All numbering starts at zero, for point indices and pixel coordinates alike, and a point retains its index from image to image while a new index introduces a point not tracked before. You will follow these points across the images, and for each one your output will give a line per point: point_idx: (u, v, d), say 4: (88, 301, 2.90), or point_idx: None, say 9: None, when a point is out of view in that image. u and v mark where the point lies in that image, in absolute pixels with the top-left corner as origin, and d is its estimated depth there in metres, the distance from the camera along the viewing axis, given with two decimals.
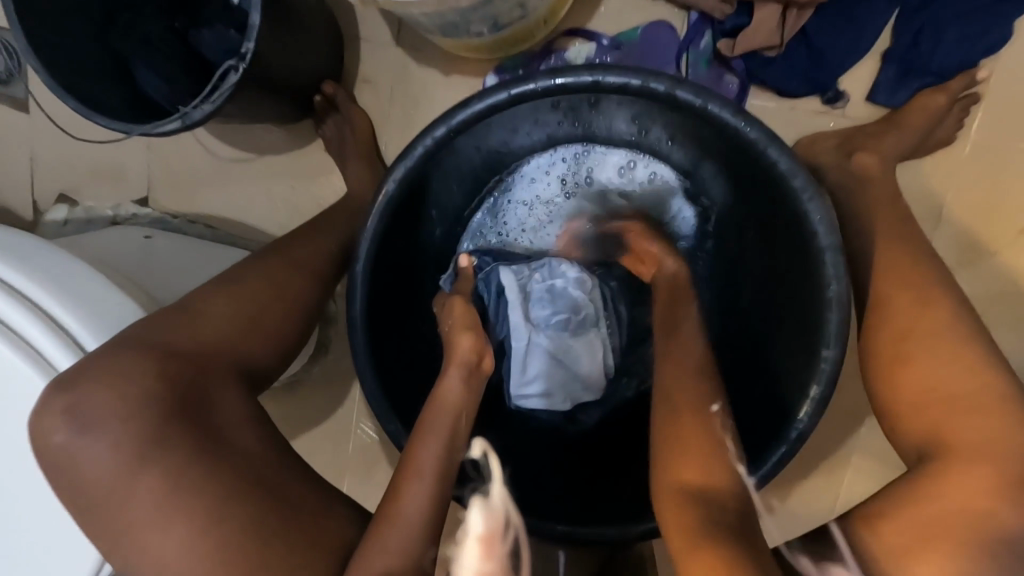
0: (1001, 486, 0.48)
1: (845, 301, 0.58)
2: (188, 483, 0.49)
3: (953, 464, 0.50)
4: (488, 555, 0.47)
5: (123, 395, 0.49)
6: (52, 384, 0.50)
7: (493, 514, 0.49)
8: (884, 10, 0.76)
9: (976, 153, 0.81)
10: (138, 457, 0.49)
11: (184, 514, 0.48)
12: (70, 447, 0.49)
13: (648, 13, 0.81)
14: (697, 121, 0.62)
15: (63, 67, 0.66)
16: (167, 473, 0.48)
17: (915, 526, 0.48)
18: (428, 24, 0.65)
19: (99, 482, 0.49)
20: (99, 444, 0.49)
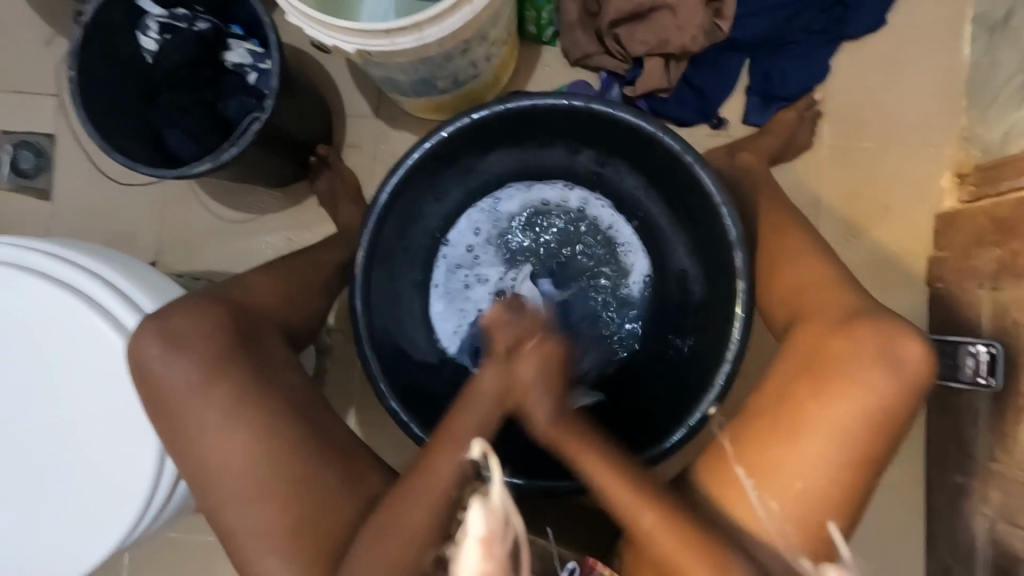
0: (832, 334, 0.67)
1: (743, 241, 0.75)
2: (252, 406, 0.64)
3: (804, 328, 0.70)
4: (488, 555, 0.54)
5: (202, 332, 0.65)
6: (147, 320, 0.65)
7: (492, 516, 0.55)
8: (739, 59, 1.04)
9: (832, 154, 1.06)
10: (213, 382, 0.64)
11: (250, 428, 0.64)
12: (157, 366, 0.64)
13: (570, 76, 1.06)
14: (614, 130, 0.82)
15: (110, 133, 0.86)
16: (239, 392, 0.64)
17: (775, 389, 0.68)
18: (404, 83, 0.87)
19: (181, 394, 0.64)
20: (183, 365, 0.64)
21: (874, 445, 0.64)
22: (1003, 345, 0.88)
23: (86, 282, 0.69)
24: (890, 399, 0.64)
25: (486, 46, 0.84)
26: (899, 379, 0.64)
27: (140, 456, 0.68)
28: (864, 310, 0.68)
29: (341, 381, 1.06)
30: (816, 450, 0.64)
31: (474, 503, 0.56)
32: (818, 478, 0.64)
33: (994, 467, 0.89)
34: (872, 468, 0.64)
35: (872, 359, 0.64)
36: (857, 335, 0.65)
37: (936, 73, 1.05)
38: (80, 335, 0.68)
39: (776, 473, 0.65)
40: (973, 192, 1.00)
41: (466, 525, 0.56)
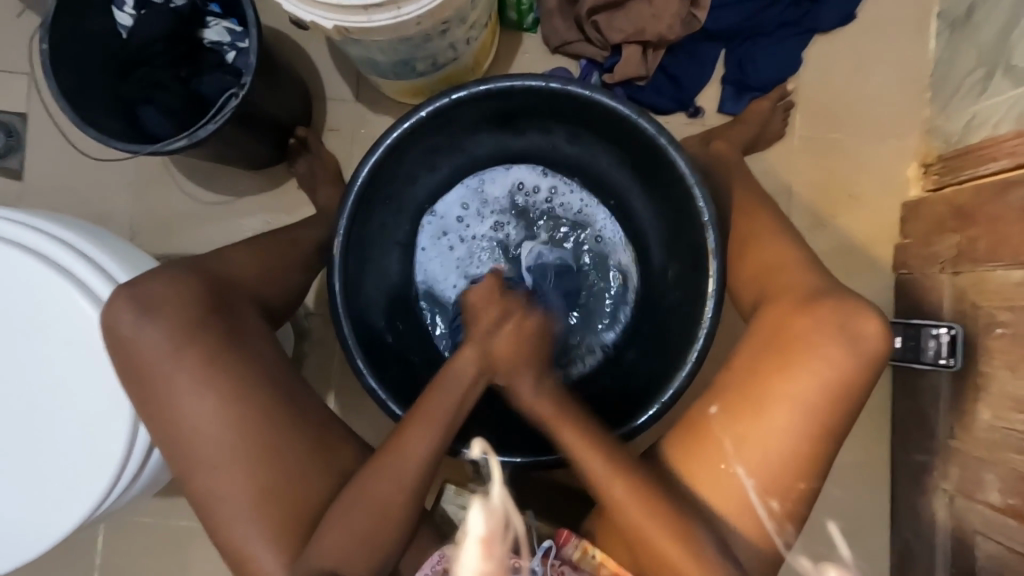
0: (798, 310, 0.69)
1: (715, 221, 0.77)
2: (221, 377, 0.64)
3: (769, 310, 0.72)
4: (487, 555, 0.57)
5: (175, 300, 0.65)
6: (119, 288, 0.65)
7: (491, 517, 0.59)
8: (714, 50, 1.06)
9: (803, 144, 1.09)
10: (185, 349, 0.64)
11: (218, 398, 0.64)
12: (130, 332, 0.64)
13: (550, 63, 1.08)
14: (589, 113, 0.83)
15: (84, 111, 0.84)
16: (208, 362, 0.64)
17: (743, 366, 0.69)
18: (384, 64, 0.88)
19: (152, 360, 0.64)
20: (156, 331, 0.64)
21: (837, 418, 0.66)
22: (963, 327, 0.92)
23: (59, 250, 0.68)
24: (850, 372, 0.66)
25: (465, 28, 0.84)
26: (860, 354, 0.66)
27: (113, 424, 0.68)
28: (827, 289, 0.71)
29: (320, 363, 1.06)
30: (782, 423, 0.66)
31: (475, 504, 0.60)
32: (780, 450, 0.66)
33: (953, 445, 0.93)
34: (832, 438, 0.67)
35: (834, 335, 0.66)
36: (819, 313, 0.68)
37: (902, 66, 1.08)
38: (53, 306, 0.68)
39: (748, 451, 0.66)
40: (937, 181, 1.04)
41: (467, 526, 0.59)
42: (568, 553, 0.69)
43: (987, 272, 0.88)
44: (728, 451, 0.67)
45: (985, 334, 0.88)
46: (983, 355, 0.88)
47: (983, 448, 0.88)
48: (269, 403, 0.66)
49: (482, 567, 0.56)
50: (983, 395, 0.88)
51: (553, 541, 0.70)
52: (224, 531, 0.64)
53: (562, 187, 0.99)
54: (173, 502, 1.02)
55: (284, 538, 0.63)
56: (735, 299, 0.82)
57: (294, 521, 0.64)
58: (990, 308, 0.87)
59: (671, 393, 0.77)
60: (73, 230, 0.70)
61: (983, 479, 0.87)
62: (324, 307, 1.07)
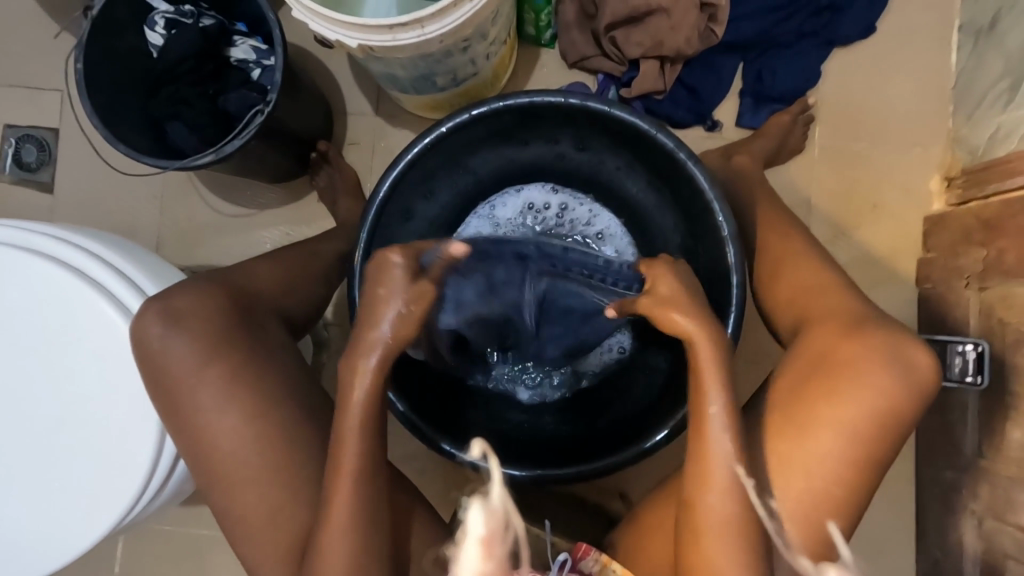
0: (845, 335, 0.68)
1: (736, 235, 0.77)
2: (245, 390, 0.65)
3: (815, 331, 0.71)
4: (487, 556, 0.53)
5: (203, 313, 0.66)
6: (150, 301, 0.66)
7: (493, 515, 0.55)
8: (732, 63, 1.06)
9: (822, 156, 1.08)
10: (213, 359, 0.65)
11: (242, 410, 0.65)
12: (158, 342, 0.65)
13: (568, 77, 1.09)
14: (606, 128, 0.84)
15: (116, 128, 0.87)
16: (233, 375, 0.65)
17: (786, 389, 0.69)
18: (404, 79, 0.89)
19: (180, 372, 0.65)
20: (183, 344, 0.65)
21: (882, 447, 0.65)
22: (990, 343, 0.90)
23: (90, 264, 0.70)
24: (898, 400, 0.65)
25: (485, 44, 0.85)
26: (908, 383, 0.65)
27: (139, 436, 0.69)
28: (873, 317, 0.69)
29: (337, 372, 1.07)
30: (824, 447, 0.64)
31: (475, 503, 0.56)
32: (827, 479, 0.64)
33: (983, 464, 0.90)
34: (878, 465, 0.65)
35: (884, 362, 0.65)
36: (868, 339, 0.66)
37: (924, 78, 1.07)
38: (83, 318, 0.69)
39: (797, 477, 0.65)
40: (960, 195, 1.02)
41: (467, 525, 0.56)
42: (588, 566, 0.68)
43: (1016, 287, 0.86)
44: (767, 469, 0.66)
45: (1014, 350, 0.86)
46: (1013, 372, 0.86)
47: (1014, 467, 0.85)
48: (292, 416, 0.67)
49: (482, 567, 0.53)
50: (1012, 413, 0.86)
51: (570, 554, 0.69)
52: (246, 541, 0.65)
53: (577, 205, 0.99)
54: (193, 511, 1.03)
55: (302, 551, 0.63)
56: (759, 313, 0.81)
57: (309, 535, 0.64)
58: (1019, 324, 0.85)
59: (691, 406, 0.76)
60: (104, 244, 0.72)
61: (1014, 499, 0.85)
62: (343, 318, 1.08)
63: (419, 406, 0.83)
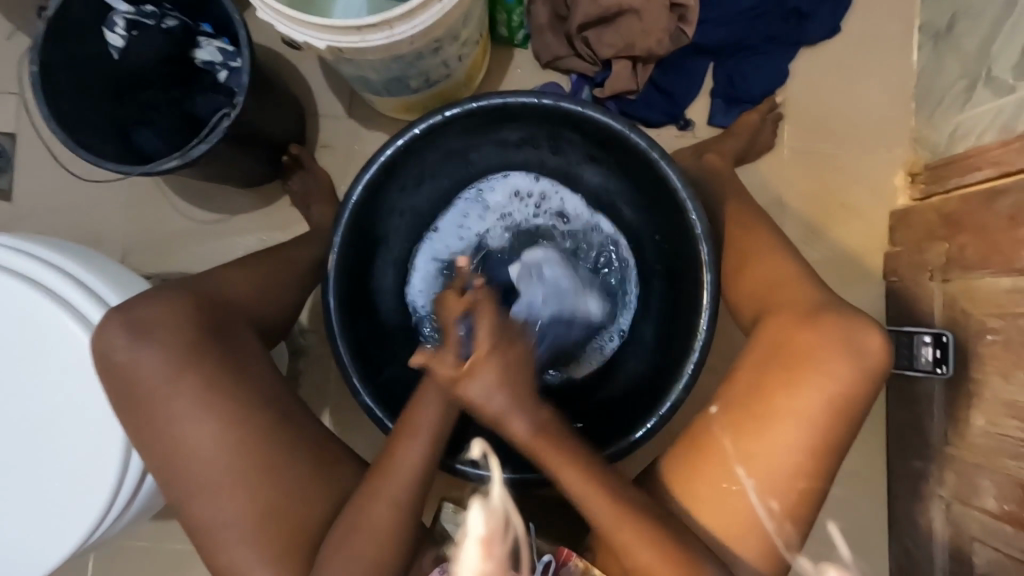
0: (802, 324, 0.69)
1: (708, 234, 0.78)
2: (219, 400, 0.64)
3: (772, 320, 0.72)
4: (487, 555, 0.59)
5: (171, 322, 0.64)
6: (115, 311, 0.64)
7: (492, 515, 0.61)
8: (703, 63, 1.08)
9: (792, 155, 1.11)
10: (184, 369, 0.63)
11: (215, 420, 0.63)
12: (125, 354, 0.63)
13: (541, 78, 1.09)
14: (579, 127, 0.84)
15: (78, 133, 0.84)
16: (206, 384, 0.64)
17: (748, 380, 0.69)
18: (376, 82, 0.88)
19: (150, 383, 0.63)
20: (152, 354, 0.63)
21: (839, 432, 0.66)
22: (954, 334, 0.93)
23: (48, 274, 0.67)
24: (852, 386, 0.66)
25: (457, 46, 0.85)
26: (863, 369, 0.66)
27: (104, 451, 0.67)
28: (831, 303, 0.70)
29: (315, 380, 1.06)
30: (780, 433, 0.66)
31: (476, 504, 0.62)
32: (783, 466, 0.66)
33: (949, 451, 0.93)
34: (836, 451, 0.67)
35: (836, 350, 0.66)
36: (822, 327, 0.68)
37: (887, 78, 1.10)
38: (43, 331, 0.67)
39: (758, 466, 0.66)
40: (924, 190, 1.05)
41: (467, 526, 0.61)
42: (569, 570, 0.69)
43: (977, 279, 0.89)
44: (731, 457, 0.67)
45: (976, 340, 0.89)
46: (975, 361, 0.89)
47: (978, 453, 0.88)
48: (268, 425, 0.65)
49: (482, 567, 0.58)
50: (975, 401, 0.89)
51: (552, 555, 0.70)
52: (223, 556, 0.63)
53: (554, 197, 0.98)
54: (166, 525, 1.00)
55: (282, 563, 0.62)
56: (731, 311, 0.82)
57: (290, 547, 0.63)
58: (980, 314, 0.88)
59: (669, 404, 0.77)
60: (64, 254, 0.70)
61: (979, 484, 0.88)
62: (319, 324, 1.06)
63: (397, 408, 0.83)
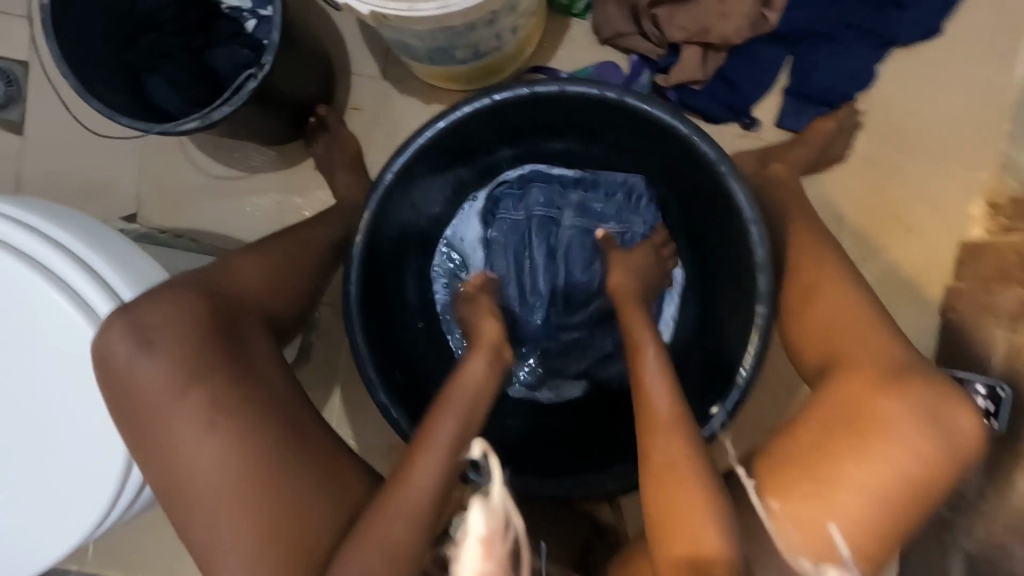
0: (889, 387, 0.63)
1: (768, 263, 0.71)
2: (225, 412, 0.60)
3: (844, 377, 0.65)
4: (487, 556, 0.48)
5: (178, 328, 0.61)
6: (115, 314, 0.60)
7: (492, 515, 0.48)
8: (781, 56, 0.96)
9: (863, 168, 1.00)
10: (191, 378, 0.60)
11: (221, 432, 0.59)
12: (125, 363, 0.59)
13: (598, 55, 0.98)
14: (641, 127, 0.76)
15: (89, 79, 0.75)
16: (213, 396, 0.60)
17: (814, 438, 0.63)
18: (420, 50, 0.78)
19: (153, 395, 0.60)
20: (154, 363, 0.60)
21: (914, 511, 0.61)
22: (1013, 388, 0.87)
23: (54, 256, 0.62)
24: (934, 464, 0.61)
25: (513, 17, 0.75)
26: (950, 447, 0.61)
27: (107, 447, 0.63)
28: (915, 366, 0.65)
29: (327, 355, 1.03)
30: (849, 503, 0.60)
31: (474, 501, 0.49)
32: (848, 537, 0.60)
33: (985, 508, 0.88)
34: (904, 530, 0.61)
35: (925, 420, 0.61)
36: (912, 394, 0.62)
37: (983, 92, 0.98)
38: (45, 317, 0.62)
39: (819, 528, 0.60)
40: (1005, 225, 0.95)
41: (465, 523, 0.49)
42: None
43: None
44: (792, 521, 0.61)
45: None
46: None
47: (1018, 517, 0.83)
48: (277, 440, 0.61)
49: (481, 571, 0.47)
50: None
51: None
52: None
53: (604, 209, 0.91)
54: None
55: None
56: (784, 345, 0.76)
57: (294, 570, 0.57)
58: None
59: (706, 431, 0.73)
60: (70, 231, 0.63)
61: (1014, 549, 0.83)
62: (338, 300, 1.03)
63: (409, 400, 0.80)
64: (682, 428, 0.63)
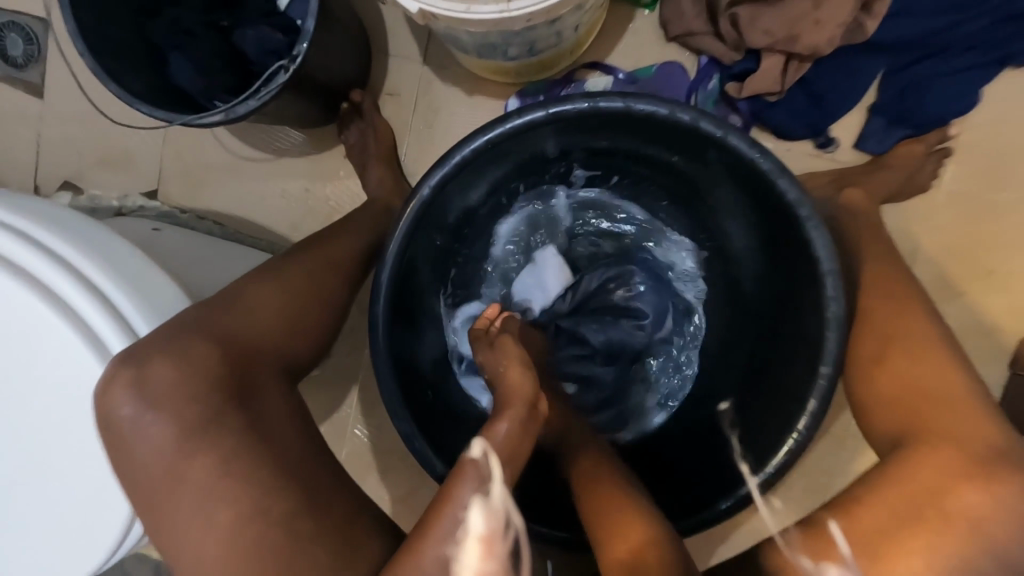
0: (968, 473, 0.56)
1: (841, 322, 0.63)
2: (236, 482, 0.52)
3: (925, 454, 0.58)
4: (487, 555, 0.49)
5: (185, 386, 0.54)
6: (115, 362, 0.53)
7: (492, 516, 0.51)
8: (874, 68, 0.85)
9: (948, 201, 0.90)
10: (199, 441, 0.53)
11: (229, 506, 0.52)
12: (129, 423, 0.53)
13: (663, 53, 0.88)
14: (708, 153, 0.68)
15: (104, 52, 0.68)
16: (223, 462, 0.53)
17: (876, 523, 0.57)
18: (468, 45, 0.70)
19: (158, 461, 0.53)
20: (160, 425, 0.53)
21: None
22: None
23: (57, 277, 0.54)
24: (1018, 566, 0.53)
25: (578, 16, 0.66)
26: None
27: (107, 502, 0.56)
28: (1014, 458, 0.57)
29: (347, 352, 0.99)
30: None
31: (474, 501, 0.52)
32: None
33: None
34: None
35: (1008, 516, 0.54)
36: (997, 485, 0.55)
37: None
38: (45, 346, 0.55)
39: None
40: None
41: (464, 523, 0.52)
42: None
43: None
44: None
45: None
46: None
47: None
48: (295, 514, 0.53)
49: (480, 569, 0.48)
50: None
51: None
52: None
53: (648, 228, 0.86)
54: None
55: None
56: (855, 415, 0.68)
57: None
58: None
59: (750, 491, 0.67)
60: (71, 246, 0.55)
61: None
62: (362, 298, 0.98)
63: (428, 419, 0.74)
64: (626, 496, 0.62)
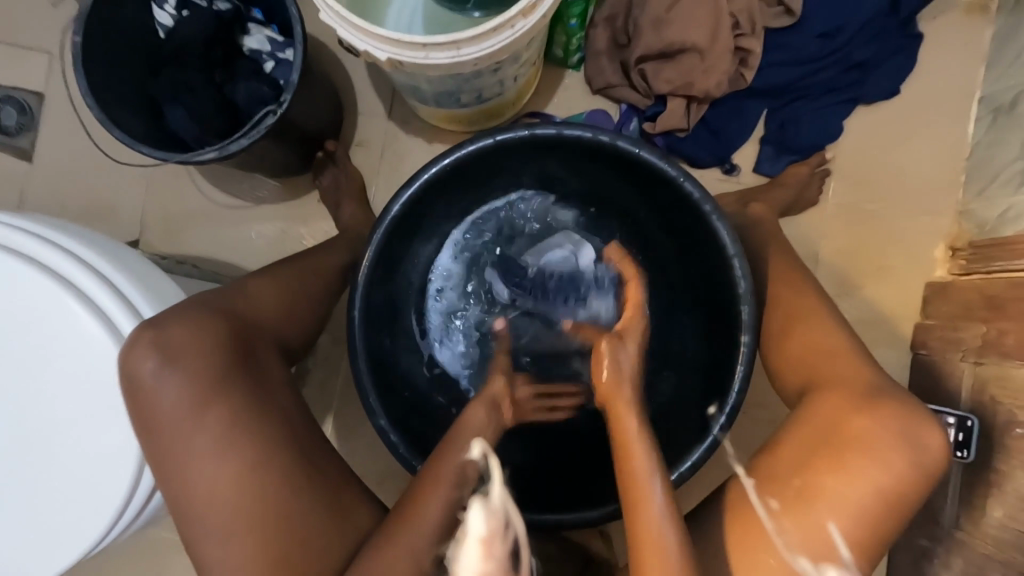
0: (858, 404, 0.66)
1: (751, 295, 0.75)
2: (244, 432, 0.62)
3: (825, 396, 0.69)
4: (488, 556, 0.53)
5: (199, 350, 0.63)
6: (142, 327, 0.63)
7: (493, 515, 0.54)
8: (758, 108, 1.05)
9: (835, 212, 1.08)
10: (212, 396, 0.62)
11: (235, 451, 0.61)
12: (150, 380, 0.61)
13: (590, 103, 1.06)
14: (632, 168, 0.81)
15: (111, 104, 0.80)
16: (232, 416, 0.62)
17: (789, 456, 0.67)
18: (427, 93, 0.85)
19: (173, 413, 0.61)
20: (176, 383, 0.62)
21: (889, 523, 0.63)
22: (979, 418, 0.91)
23: (86, 277, 0.68)
24: (906, 479, 0.63)
25: (515, 67, 0.82)
26: (919, 463, 0.63)
27: (122, 458, 0.68)
28: (887, 389, 0.68)
29: (323, 379, 1.04)
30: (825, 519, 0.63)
31: (475, 503, 0.55)
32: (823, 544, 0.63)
33: (959, 536, 0.92)
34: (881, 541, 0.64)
35: (894, 438, 0.64)
36: (882, 412, 0.65)
37: (940, 146, 1.07)
38: (74, 332, 0.68)
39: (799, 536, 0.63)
40: (965, 265, 1.02)
41: (466, 525, 0.54)
42: None
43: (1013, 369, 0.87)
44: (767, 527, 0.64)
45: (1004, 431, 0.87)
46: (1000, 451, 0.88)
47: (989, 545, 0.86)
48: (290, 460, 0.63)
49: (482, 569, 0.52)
50: (995, 491, 0.87)
51: None
52: None
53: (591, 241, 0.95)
54: None
55: None
56: (771, 378, 0.80)
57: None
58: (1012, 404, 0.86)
59: (698, 453, 0.75)
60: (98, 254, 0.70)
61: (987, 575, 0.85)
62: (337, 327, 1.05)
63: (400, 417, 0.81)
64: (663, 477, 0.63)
